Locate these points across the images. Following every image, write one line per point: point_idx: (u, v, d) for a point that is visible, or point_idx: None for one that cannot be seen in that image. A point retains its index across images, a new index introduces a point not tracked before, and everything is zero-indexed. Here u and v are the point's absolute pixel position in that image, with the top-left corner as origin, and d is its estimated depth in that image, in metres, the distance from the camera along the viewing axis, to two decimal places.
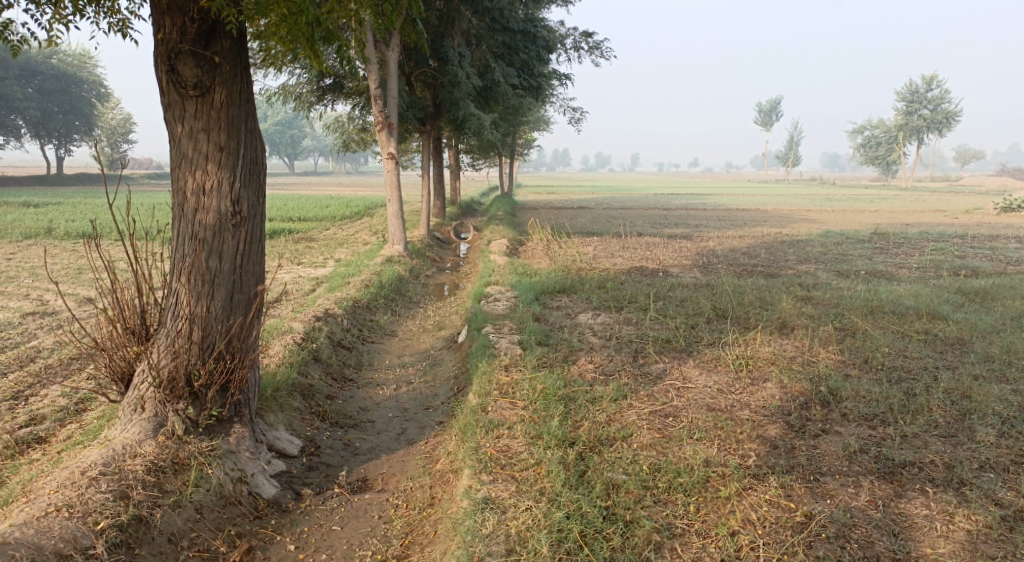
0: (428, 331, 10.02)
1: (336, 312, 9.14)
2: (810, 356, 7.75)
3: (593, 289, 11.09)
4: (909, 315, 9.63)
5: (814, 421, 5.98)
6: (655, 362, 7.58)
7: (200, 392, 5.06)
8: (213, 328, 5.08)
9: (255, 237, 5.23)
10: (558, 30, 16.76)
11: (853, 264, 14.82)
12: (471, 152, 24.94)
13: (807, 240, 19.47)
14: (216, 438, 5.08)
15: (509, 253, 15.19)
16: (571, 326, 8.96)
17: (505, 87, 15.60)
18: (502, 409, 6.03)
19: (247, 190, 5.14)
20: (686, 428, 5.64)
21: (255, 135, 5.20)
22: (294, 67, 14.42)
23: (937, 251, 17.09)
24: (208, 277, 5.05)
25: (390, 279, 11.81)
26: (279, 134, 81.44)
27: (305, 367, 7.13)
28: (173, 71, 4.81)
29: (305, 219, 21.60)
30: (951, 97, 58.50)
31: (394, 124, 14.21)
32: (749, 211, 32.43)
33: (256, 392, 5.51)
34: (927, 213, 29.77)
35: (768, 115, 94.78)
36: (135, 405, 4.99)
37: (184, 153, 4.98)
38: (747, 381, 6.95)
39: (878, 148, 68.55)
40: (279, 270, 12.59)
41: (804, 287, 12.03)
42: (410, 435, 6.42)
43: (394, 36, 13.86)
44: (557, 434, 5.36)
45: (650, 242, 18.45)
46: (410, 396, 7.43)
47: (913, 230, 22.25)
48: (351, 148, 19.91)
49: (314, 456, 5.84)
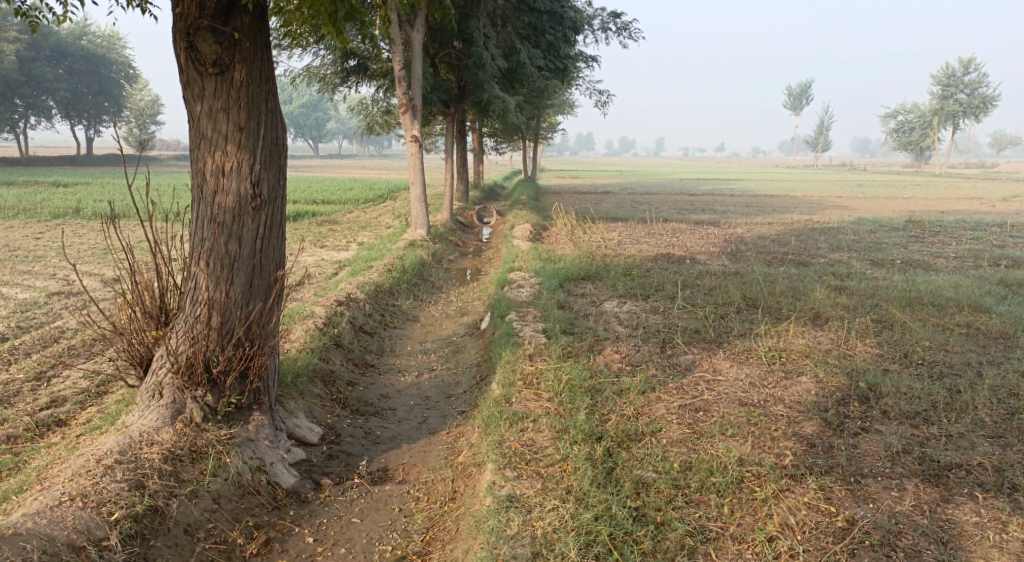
0: (450, 317, 9.85)
1: (358, 297, 9.00)
2: (845, 349, 7.47)
3: (619, 276, 10.85)
4: (949, 307, 9.28)
5: (852, 418, 5.73)
6: (684, 353, 7.34)
7: (218, 379, 4.91)
8: (233, 313, 4.93)
9: (275, 220, 5.07)
10: (585, 11, 16.43)
11: (887, 253, 14.38)
12: (495, 135, 24.65)
13: (838, 228, 18.99)
14: (235, 426, 4.94)
15: (533, 238, 14.98)
16: (596, 314, 8.74)
17: (531, 69, 15.36)
18: (526, 400, 5.84)
19: (267, 172, 4.97)
20: (718, 424, 5.42)
21: (276, 115, 5.02)
22: (318, 47, 14.22)
23: (975, 240, 16.55)
24: (227, 262, 4.90)
25: (413, 263, 11.65)
26: (304, 116, 81.61)
27: (326, 353, 7.00)
28: (191, 47, 4.64)
29: (329, 201, 21.51)
30: (988, 81, 56.95)
31: (419, 106, 13.96)
32: (778, 198, 31.80)
33: (276, 380, 5.36)
34: (963, 200, 28.97)
35: (798, 99, 93.08)
36: (153, 391, 4.86)
37: (203, 133, 4.82)
38: (780, 374, 6.70)
39: (911, 134, 67.01)
40: (301, 253, 12.50)
41: (837, 276, 11.69)
42: (431, 425, 6.27)
43: (419, 15, 13.61)
44: (583, 428, 5.16)
45: (677, 228, 18.10)
46: (432, 384, 7.27)
47: (949, 218, 21.62)
48: (376, 131, 19.75)
49: (335, 445, 5.69)
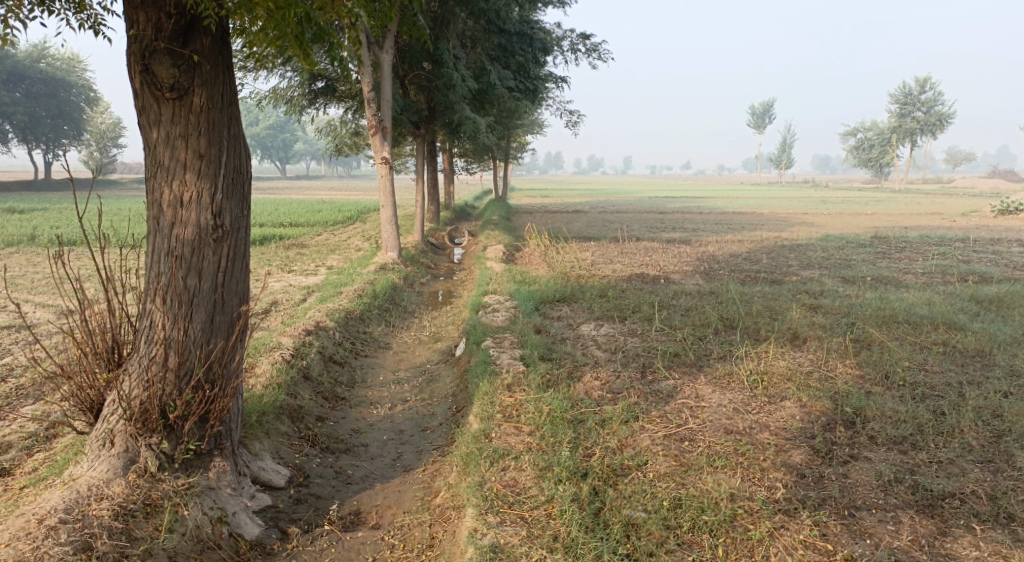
0: (424, 343, 9.59)
1: (328, 325, 8.70)
2: (827, 371, 7.37)
3: (594, 297, 10.68)
4: (924, 325, 9.25)
5: (840, 445, 5.59)
6: (665, 378, 7.17)
7: (175, 425, 4.60)
8: (192, 353, 4.64)
9: (239, 252, 4.80)
10: (554, 32, 16.41)
11: (857, 270, 14.44)
12: (466, 156, 24.49)
13: (807, 245, 19.10)
14: (194, 474, 4.63)
15: (506, 259, 14.80)
16: (573, 338, 8.56)
17: (501, 90, 15.22)
18: (506, 435, 5.61)
19: (230, 201, 4.71)
20: (705, 455, 5.25)
21: (239, 141, 4.78)
22: (284, 69, 13.97)
23: (941, 255, 16.75)
24: (186, 298, 4.61)
25: (384, 288, 11.37)
26: (270, 138, 80.87)
27: (294, 387, 6.70)
28: (147, 71, 4.39)
29: (297, 224, 21.11)
30: (944, 99, 58.40)
31: (388, 127, 13.71)
32: (745, 215, 32.13)
33: (238, 422, 5.04)
34: (924, 215, 29.40)
35: (762, 118, 94.58)
36: (103, 439, 4.52)
37: (159, 161, 4.56)
38: (764, 399, 6.55)
39: (871, 150, 68.47)
40: (268, 279, 12.15)
41: (811, 294, 11.67)
42: (406, 462, 6.02)
43: (388, 36, 13.43)
44: (567, 465, 4.96)
45: (649, 247, 18.07)
46: (406, 416, 7.00)
47: (913, 234, 21.93)
48: (344, 152, 19.44)
49: (302, 488, 5.42)
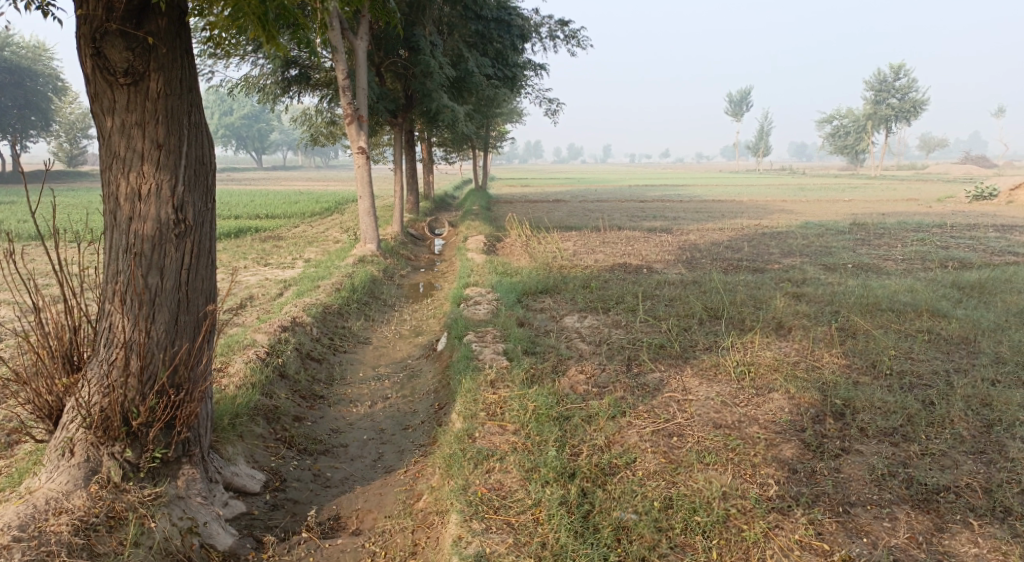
0: (404, 337, 9.38)
1: (305, 320, 8.46)
2: (813, 361, 7.27)
3: (577, 288, 10.53)
4: (908, 312, 9.20)
5: (831, 438, 5.49)
6: (651, 371, 7.02)
7: (139, 432, 4.39)
8: (155, 355, 4.43)
9: (203, 247, 4.58)
10: (531, 19, 16.17)
11: (838, 257, 14.41)
12: (444, 145, 24.18)
13: (787, 232, 19.09)
14: (161, 484, 4.41)
15: (486, 249, 14.61)
16: (557, 331, 8.40)
17: (480, 78, 14.95)
18: (491, 435, 5.44)
19: (192, 194, 4.49)
20: (695, 451, 5.12)
21: (201, 130, 4.55)
22: (256, 56, 13.60)
23: (920, 241, 16.79)
24: (147, 297, 4.40)
25: (363, 281, 11.12)
26: (245, 128, 79.77)
27: (269, 387, 6.49)
28: (99, 55, 4.15)
29: (273, 216, 20.72)
30: (918, 86, 58.77)
31: (364, 116, 13.42)
32: (724, 203, 32.19)
33: (208, 426, 4.84)
34: (902, 202, 29.49)
35: (739, 105, 94.72)
36: (62, 449, 4.29)
37: (115, 151, 4.32)
38: (751, 391, 6.43)
39: (847, 137, 68.93)
40: (243, 274, 11.85)
41: (793, 282, 11.61)
42: (387, 462, 5.85)
43: (363, 22, 13.12)
44: (553, 466, 4.82)
45: (630, 236, 17.95)
46: (387, 414, 6.81)
47: (891, 220, 22.04)
48: (320, 142, 19.08)
49: (278, 493, 5.27)
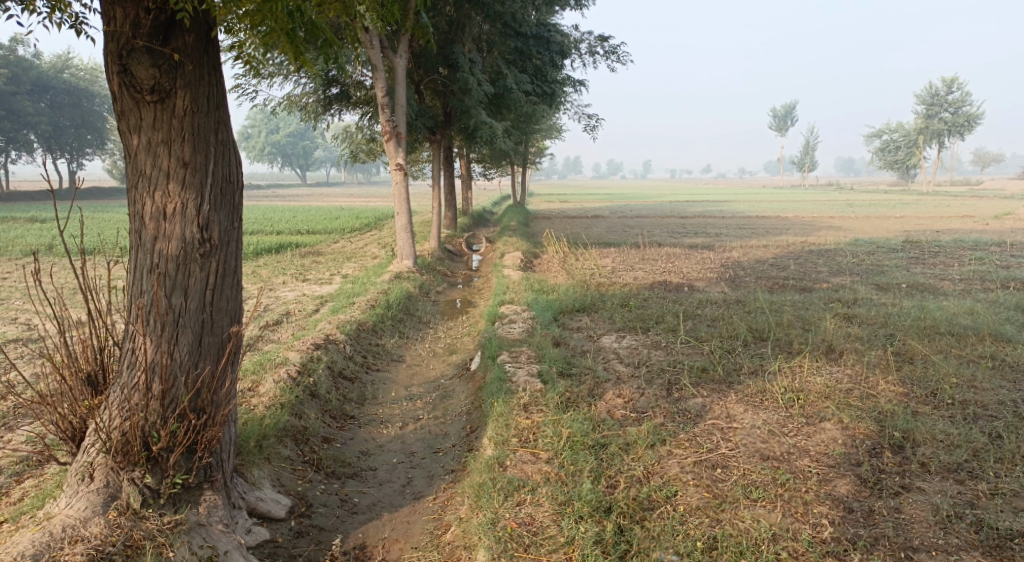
0: (438, 356, 9.18)
1: (338, 338, 8.31)
2: (867, 388, 6.85)
3: (615, 307, 10.22)
4: (969, 336, 8.67)
5: (889, 474, 5.12)
6: (692, 396, 6.67)
7: (160, 457, 4.22)
8: (177, 379, 4.28)
9: (228, 268, 4.44)
10: (571, 35, 15.98)
11: (891, 277, 13.82)
12: (483, 161, 24.09)
13: (836, 250, 18.47)
14: (182, 511, 4.24)
15: (523, 266, 14.39)
16: (594, 352, 8.10)
17: (518, 94, 14.79)
18: (523, 463, 5.19)
19: (218, 213, 4.35)
20: (741, 485, 4.82)
21: (228, 147, 4.41)
22: (298, 75, 13.68)
23: (977, 260, 16.07)
24: (170, 319, 4.26)
25: (398, 298, 10.98)
26: (290, 145, 81.07)
27: (299, 407, 6.31)
28: (125, 72, 4.03)
29: (313, 232, 20.78)
30: (972, 100, 57.07)
31: (403, 133, 13.33)
32: (769, 219, 31.46)
33: (232, 451, 4.65)
34: (954, 218, 28.53)
35: (784, 120, 93.31)
36: (81, 473, 4.14)
37: (141, 169, 4.21)
38: (801, 420, 6.05)
39: (896, 152, 67.17)
40: (280, 290, 11.80)
41: (843, 303, 11.13)
42: (416, 488, 5.63)
43: (402, 40, 13.09)
44: (588, 500, 4.57)
45: (672, 253, 17.55)
46: (417, 436, 6.59)
47: (945, 237, 21.20)
48: (360, 158, 19.12)
49: (304, 519, 5.07)
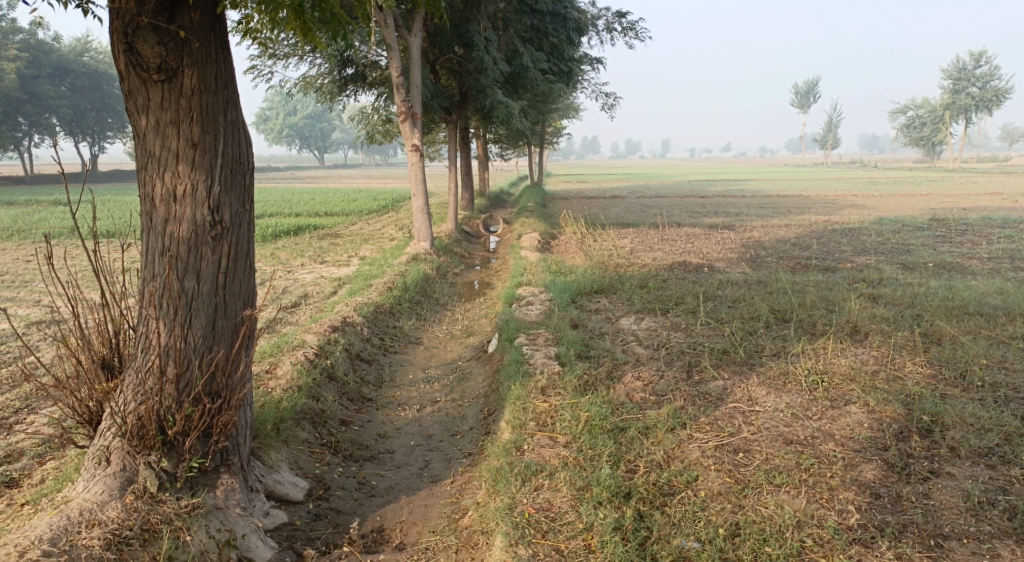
0: (455, 338, 9.12)
1: (356, 320, 8.26)
2: (893, 370, 6.70)
3: (634, 288, 10.09)
4: (998, 317, 8.46)
5: (917, 458, 4.99)
6: (713, 379, 6.55)
7: (175, 441, 4.18)
8: (191, 363, 4.24)
9: (240, 250, 4.38)
10: (589, 12, 15.71)
11: (916, 256, 13.56)
12: (500, 142, 23.91)
13: (860, 229, 18.17)
14: (199, 494, 4.20)
15: (541, 247, 14.27)
16: (613, 334, 8.00)
17: (535, 73, 14.58)
18: (541, 447, 5.11)
19: (229, 195, 4.29)
20: (764, 470, 4.72)
21: (238, 127, 4.33)
22: (313, 55, 13.56)
23: (1006, 238, 15.74)
24: (183, 302, 4.21)
25: (415, 279, 10.91)
26: (309, 127, 81.11)
27: (316, 390, 6.27)
28: (132, 51, 3.95)
29: (331, 214, 20.76)
30: (1001, 74, 55.85)
31: (419, 113, 13.20)
32: (791, 198, 31.03)
33: (248, 435, 4.61)
34: (982, 196, 27.94)
35: (806, 98, 91.79)
36: (98, 457, 4.11)
37: (150, 151, 4.14)
38: (825, 403, 5.92)
39: (921, 129, 65.93)
40: (298, 272, 11.78)
41: (868, 283, 10.92)
42: (434, 471, 5.58)
43: (417, 18, 12.89)
44: (607, 485, 4.50)
45: (691, 233, 17.34)
46: (435, 419, 6.55)
47: (973, 215, 20.79)
48: (377, 140, 19.02)
49: (322, 502, 5.04)
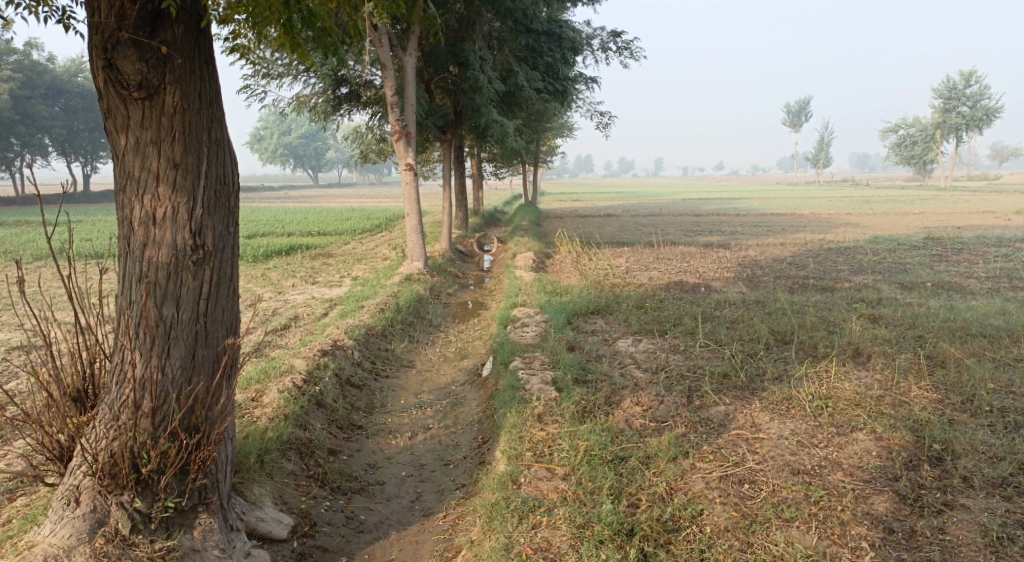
0: (449, 361, 8.91)
1: (346, 343, 8.04)
2: (899, 395, 6.51)
3: (631, 309, 9.90)
4: (1002, 338, 8.30)
5: (929, 489, 4.79)
6: (714, 404, 6.35)
7: (150, 479, 3.96)
8: (169, 396, 4.03)
9: (224, 275, 4.18)
10: (583, 32, 15.65)
11: (914, 275, 13.43)
12: (494, 160, 23.81)
13: (855, 247, 18.07)
14: (175, 535, 3.97)
15: (536, 267, 14.09)
16: (611, 356, 7.80)
17: (530, 92, 14.47)
18: (538, 480, 4.91)
19: (212, 217, 4.09)
20: (772, 504, 4.53)
21: (223, 147, 4.15)
22: (307, 75, 13.43)
23: (1002, 257, 15.65)
24: (162, 331, 4.01)
25: (408, 300, 10.70)
26: (302, 146, 81.07)
27: (304, 418, 6.04)
28: (111, 67, 3.78)
29: (324, 234, 20.53)
30: (990, 93, 56.31)
31: (413, 132, 13.05)
32: (785, 217, 31.02)
33: (228, 471, 4.38)
34: (976, 214, 27.97)
35: (798, 116, 92.34)
36: (67, 497, 3.89)
37: (129, 171, 3.95)
38: (831, 430, 5.72)
39: (913, 148, 66.32)
40: (288, 293, 11.56)
41: (867, 303, 10.76)
42: (425, 504, 5.36)
43: (411, 37, 12.79)
44: (609, 522, 4.32)
45: (687, 252, 17.21)
46: (427, 447, 6.32)
47: (967, 234, 20.72)
48: (370, 159, 18.87)
49: (307, 539, 4.81)
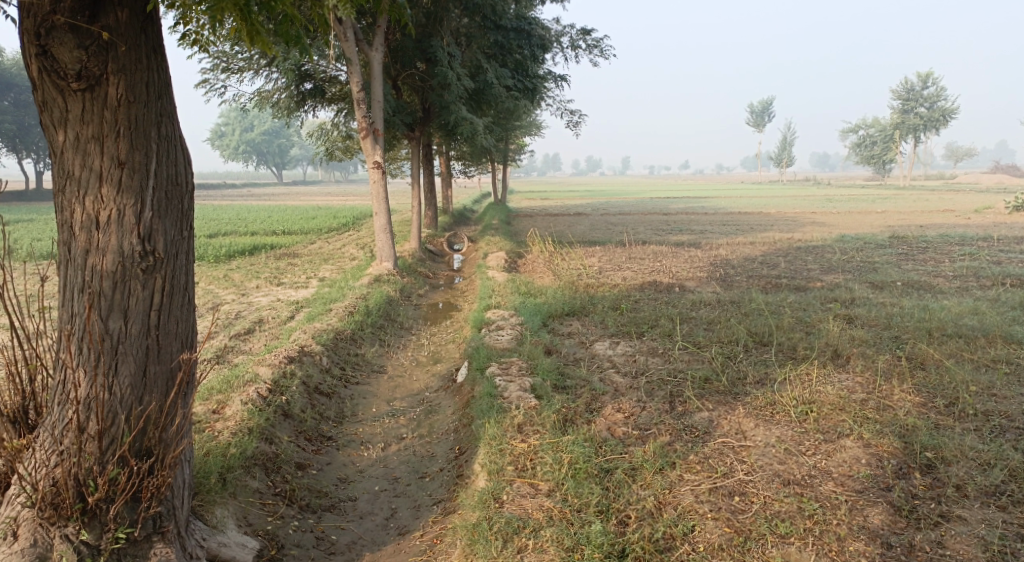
0: (421, 365, 8.61)
1: (314, 349, 7.69)
2: (883, 398, 6.40)
3: (606, 310, 9.70)
4: (978, 339, 8.26)
5: (923, 499, 4.66)
6: (698, 410, 6.15)
7: (97, 508, 3.62)
8: (117, 416, 3.71)
9: (177, 283, 3.86)
10: (553, 29, 15.43)
11: (884, 274, 13.44)
12: (463, 158, 23.47)
13: (823, 246, 18.14)
14: None
15: (508, 267, 13.84)
16: (589, 360, 7.58)
17: (500, 89, 14.20)
18: (521, 497, 4.68)
19: (163, 221, 3.77)
20: (766, 519, 4.37)
21: (174, 143, 3.83)
22: (269, 70, 12.99)
23: (966, 256, 15.79)
24: (108, 346, 3.69)
25: (378, 302, 10.37)
26: (265, 144, 79.76)
27: (269, 431, 5.72)
28: (45, 54, 3.43)
29: (290, 233, 20.02)
30: (947, 94, 57.42)
31: (380, 129, 12.68)
32: (753, 215, 31.17)
33: (186, 495, 4.05)
34: (936, 213, 28.33)
35: (761, 115, 93.26)
36: (4, 532, 3.54)
37: (69, 171, 3.62)
38: (819, 437, 5.57)
39: (873, 147, 67.42)
40: (252, 295, 11.15)
41: (842, 303, 10.69)
42: (400, 521, 5.11)
43: (378, 33, 12.44)
44: (599, 544, 4.14)
45: (659, 251, 17.08)
46: (400, 459, 6.04)
47: (931, 233, 20.96)
48: (336, 157, 18.41)
49: None
